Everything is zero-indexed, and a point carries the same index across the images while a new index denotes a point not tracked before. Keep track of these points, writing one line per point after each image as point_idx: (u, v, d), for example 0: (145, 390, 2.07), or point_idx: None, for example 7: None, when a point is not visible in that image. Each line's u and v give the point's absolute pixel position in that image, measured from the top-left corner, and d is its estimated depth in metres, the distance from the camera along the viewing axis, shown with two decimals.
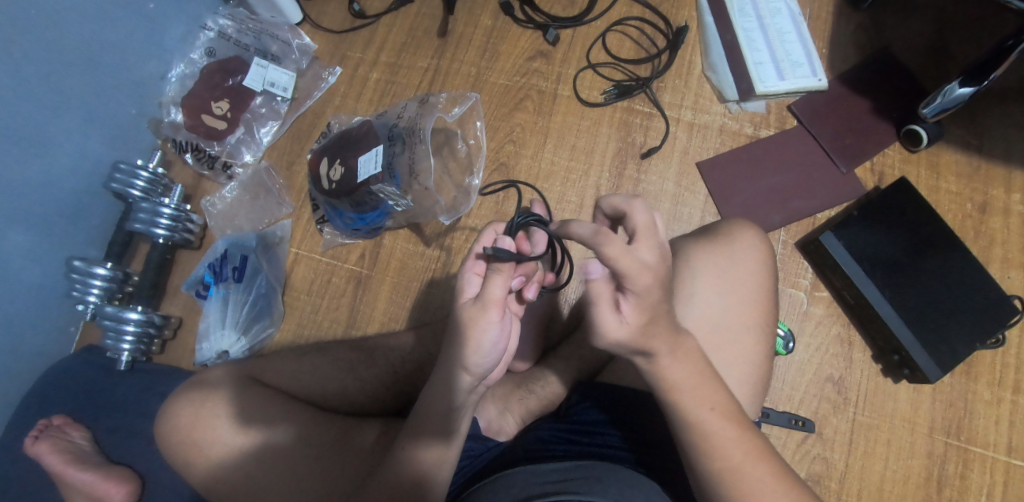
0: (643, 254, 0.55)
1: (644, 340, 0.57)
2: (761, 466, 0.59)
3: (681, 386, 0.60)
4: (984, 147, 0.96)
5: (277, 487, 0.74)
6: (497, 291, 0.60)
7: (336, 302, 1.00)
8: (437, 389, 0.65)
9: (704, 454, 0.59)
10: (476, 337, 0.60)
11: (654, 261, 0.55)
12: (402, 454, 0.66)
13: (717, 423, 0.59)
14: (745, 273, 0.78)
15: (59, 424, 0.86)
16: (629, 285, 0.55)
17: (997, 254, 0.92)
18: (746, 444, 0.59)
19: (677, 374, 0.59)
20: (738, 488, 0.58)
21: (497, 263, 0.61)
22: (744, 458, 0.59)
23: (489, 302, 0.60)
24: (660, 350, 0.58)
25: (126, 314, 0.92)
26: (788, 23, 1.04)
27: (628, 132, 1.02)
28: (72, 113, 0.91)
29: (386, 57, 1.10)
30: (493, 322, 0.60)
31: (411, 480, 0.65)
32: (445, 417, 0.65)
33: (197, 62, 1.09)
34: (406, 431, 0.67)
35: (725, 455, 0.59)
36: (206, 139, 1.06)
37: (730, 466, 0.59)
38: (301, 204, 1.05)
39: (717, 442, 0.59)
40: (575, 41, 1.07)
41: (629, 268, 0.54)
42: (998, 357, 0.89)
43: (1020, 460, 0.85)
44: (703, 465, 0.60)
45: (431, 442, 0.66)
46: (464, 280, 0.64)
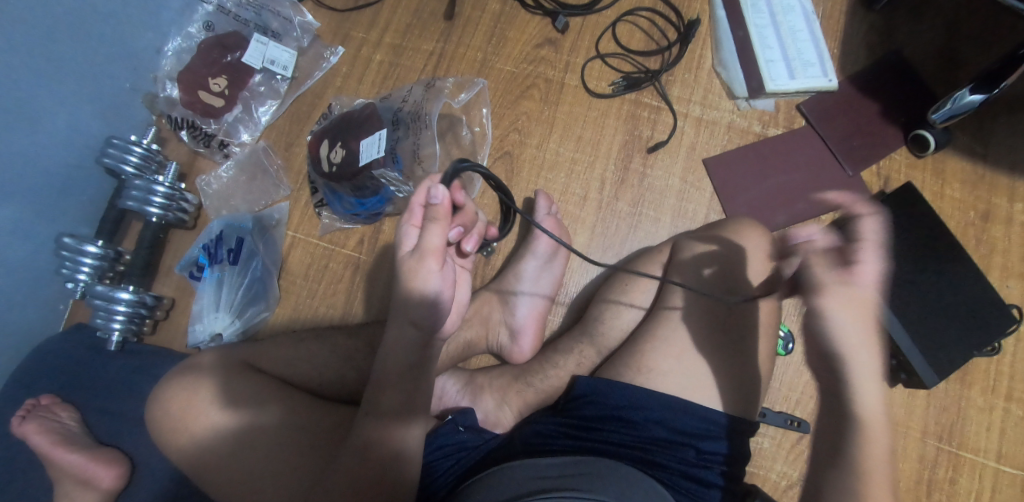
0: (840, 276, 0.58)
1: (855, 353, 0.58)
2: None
3: (873, 424, 0.57)
4: (990, 155, 0.96)
5: (256, 472, 0.72)
6: (436, 241, 0.63)
7: (333, 287, 0.98)
8: (391, 349, 0.67)
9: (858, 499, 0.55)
10: (418, 286, 0.63)
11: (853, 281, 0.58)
12: (372, 432, 0.65)
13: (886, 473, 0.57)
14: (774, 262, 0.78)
15: (47, 404, 0.84)
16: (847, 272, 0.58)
17: (997, 263, 0.92)
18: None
19: (873, 405, 0.57)
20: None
21: (434, 213, 0.64)
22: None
23: (428, 253, 0.63)
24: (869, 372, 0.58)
25: (117, 293, 0.89)
26: (802, 20, 1.02)
27: (636, 126, 1.00)
28: (63, 85, 0.88)
29: (390, 38, 1.07)
30: (434, 269, 0.63)
31: (388, 454, 0.64)
32: (405, 381, 0.66)
33: (195, 37, 1.06)
34: (368, 409, 0.66)
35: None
36: (202, 116, 1.04)
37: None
38: (299, 186, 1.03)
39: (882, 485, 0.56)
40: (585, 30, 1.05)
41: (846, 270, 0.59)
42: (993, 365, 0.90)
43: (1009, 467, 0.87)
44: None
45: (403, 416, 0.66)
46: (401, 232, 0.65)
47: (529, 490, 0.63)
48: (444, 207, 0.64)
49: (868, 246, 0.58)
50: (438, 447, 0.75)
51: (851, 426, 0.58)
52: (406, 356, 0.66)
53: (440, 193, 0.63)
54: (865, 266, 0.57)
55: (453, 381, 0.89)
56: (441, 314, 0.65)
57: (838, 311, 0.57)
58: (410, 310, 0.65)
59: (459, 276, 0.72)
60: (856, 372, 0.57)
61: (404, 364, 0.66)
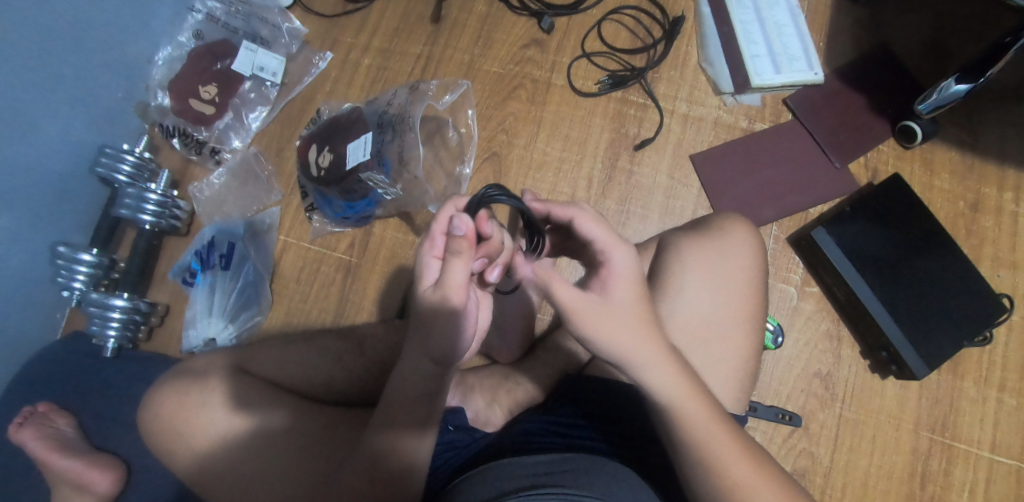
0: (619, 290, 0.61)
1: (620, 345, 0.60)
2: (771, 488, 0.59)
3: (683, 399, 0.60)
4: (979, 144, 0.95)
5: (259, 477, 0.73)
6: (459, 277, 0.56)
7: (325, 290, 0.99)
8: (406, 374, 0.65)
9: (715, 475, 0.59)
10: (443, 323, 0.58)
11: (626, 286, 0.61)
12: (383, 442, 0.65)
13: (717, 440, 0.59)
14: (603, 243, 0.62)
15: (44, 411, 0.85)
16: (610, 286, 0.61)
17: (988, 253, 0.92)
18: (761, 470, 0.59)
19: (673, 385, 0.60)
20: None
21: (456, 245, 0.55)
22: (764, 488, 0.58)
23: (449, 290, 0.57)
24: (649, 362, 0.60)
25: (112, 300, 0.91)
26: (787, 14, 1.02)
27: (623, 123, 1.01)
28: (55, 96, 0.89)
29: (378, 42, 1.08)
30: (458, 306, 0.57)
31: (399, 467, 0.65)
32: (422, 398, 0.65)
33: (185, 46, 1.08)
34: (377, 423, 0.66)
35: (733, 473, 0.58)
36: (194, 124, 1.05)
37: (743, 485, 0.58)
38: (290, 191, 1.04)
39: (715, 453, 0.59)
40: (571, 30, 1.05)
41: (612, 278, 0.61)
42: (985, 355, 0.90)
43: (1004, 458, 0.86)
44: (711, 488, 0.59)
45: (418, 428, 0.66)
46: (422, 267, 0.60)
47: (515, 486, 0.62)
48: (467, 239, 0.55)
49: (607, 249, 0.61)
50: None
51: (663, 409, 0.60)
52: (420, 382, 0.64)
53: (465, 224, 0.55)
54: (613, 263, 0.61)
55: None
56: (462, 348, 0.61)
57: (597, 326, 0.60)
58: (428, 348, 0.61)
59: (480, 300, 0.63)
60: (642, 370, 0.60)
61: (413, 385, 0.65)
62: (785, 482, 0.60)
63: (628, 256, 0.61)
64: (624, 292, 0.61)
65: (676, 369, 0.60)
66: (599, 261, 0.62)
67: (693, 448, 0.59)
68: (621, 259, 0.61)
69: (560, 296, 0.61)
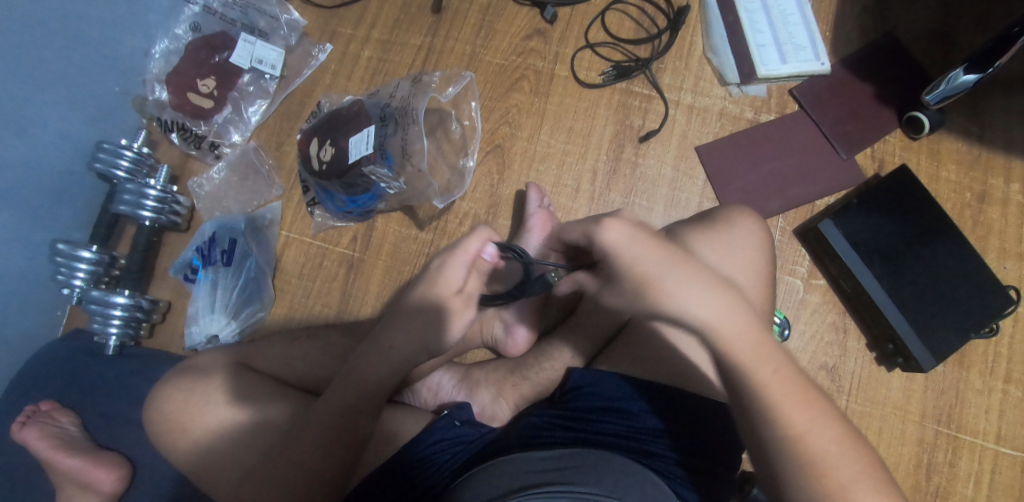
0: (626, 259, 0.62)
1: (646, 307, 0.61)
2: (834, 438, 0.56)
3: (733, 340, 0.58)
4: (986, 135, 0.95)
5: (233, 473, 0.73)
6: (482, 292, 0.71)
7: (327, 286, 0.98)
8: (375, 360, 0.71)
9: (771, 417, 0.56)
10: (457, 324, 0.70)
11: (630, 252, 0.62)
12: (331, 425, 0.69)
13: (778, 383, 0.57)
14: (591, 230, 0.64)
15: (47, 409, 0.85)
16: (612, 260, 0.62)
17: (994, 244, 0.92)
18: (822, 421, 0.56)
19: (721, 324, 0.59)
20: (804, 457, 0.55)
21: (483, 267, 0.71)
22: (822, 438, 0.55)
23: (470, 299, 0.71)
24: (686, 309, 0.59)
25: (113, 298, 0.90)
26: (793, 3, 1.00)
27: (627, 115, 1.00)
28: (50, 92, 0.87)
29: (378, 34, 1.07)
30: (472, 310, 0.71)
31: (342, 450, 0.69)
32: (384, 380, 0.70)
33: (182, 38, 1.05)
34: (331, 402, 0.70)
35: (791, 421, 0.56)
36: (192, 117, 1.03)
37: (800, 432, 0.56)
38: (291, 185, 1.03)
39: (772, 395, 0.57)
40: (574, 20, 1.04)
41: (609, 254, 0.62)
42: (991, 346, 0.90)
43: (1008, 449, 0.86)
44: (769, 431, 0.56)
45: (364, 412, 0.70)
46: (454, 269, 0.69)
47: (524, 483, 0.62)
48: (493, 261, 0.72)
49: (594, 230, 0.63)
50: (434, 442, 0.75)
51: (717, 349, 0.59)
52: (380, 366, 0.70)
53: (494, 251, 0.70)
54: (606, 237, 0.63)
55: (451, 377, 0.90)
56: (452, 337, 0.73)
57: (621, 301, 0.64)
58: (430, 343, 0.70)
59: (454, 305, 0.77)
60: (679, 320, 0.60)
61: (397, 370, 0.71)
62: (850, 440, 0.56)
63: (617, 230, 0.62)
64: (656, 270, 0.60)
65: (721, 309, 0.59)
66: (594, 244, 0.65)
67: (749, 388, 0.58)
68: (608, 237, 0.62)
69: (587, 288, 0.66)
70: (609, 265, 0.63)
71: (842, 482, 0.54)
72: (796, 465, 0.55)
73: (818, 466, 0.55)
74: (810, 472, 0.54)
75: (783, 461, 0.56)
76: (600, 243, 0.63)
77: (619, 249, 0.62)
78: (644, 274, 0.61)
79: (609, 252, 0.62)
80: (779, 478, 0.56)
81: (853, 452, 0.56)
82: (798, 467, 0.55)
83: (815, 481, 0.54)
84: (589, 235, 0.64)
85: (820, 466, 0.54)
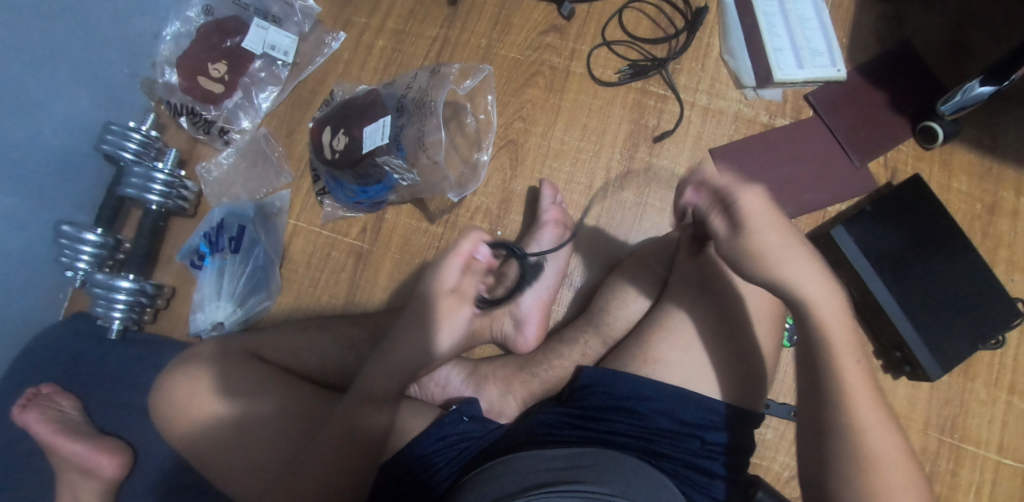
0: (760, 229, 0.57)
1: (772, 274, 0.57)
2: (892, 442, 0.56)
3: (831, 322, 0.58)
4: (998, 147, 0.95)
5: (235, 463, 0.73)
6: (474, 290, 0.71)
7: (335, 276, 0.98)
8: (386, 363, 0.70)
9: (843, 406, 0.57)
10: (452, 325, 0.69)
11: (766, 220, 0.58)
12: (353, 417, 0.69)
13: (857, 376, 0.58)
14: (734, 193, 0.59)
15: (48, 393, 0.84)
16: (745, 226, 0.58)
17: (1003, 256, 0.92)
18: (887, 423, 0.57)
19: (828, 305, 0.58)
20: (859, 449, 0.56)
21: (474, 267, 0.71)
22: (883, 437, 0.56)
23: (465, 299, 0.70)
24: (802, 280, 0.57)
25: (117, 282, 0.88)
26: (811, 8, 1.00)
27: (642, 114, 0.99)
28: (58, 70, 0.86)
29: (393, 24, 1.06)
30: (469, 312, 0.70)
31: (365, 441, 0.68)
32: (396, 371, 0.70)
33: (193, 21, 1.04)
34: (350, 398, 0.70)
35: (859, 412, 0.56)
36: (202, 102, 1.02)
37: (867, 427, 0.56)
38: (301, 173, 1.02)
39: (848, 384, 0.57)
40: (591, 17, 1.03)
41: (748, 221, 0.58)
42: (996, 357, 0.90)
43: (1010, 459, 0.87)
44: (836, 417, 0.57)
45: (379, 403, 0.70)
46: (447, 270, 0.69)
47: (534, 482, 0.61)
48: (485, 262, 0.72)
49: (738, 193, 0.59)
50: (439, 438, 0.74)
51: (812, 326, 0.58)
52: (399, 358, 0.70)
53: (486, 251, 0.71)
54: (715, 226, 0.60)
55: (457, 372, 0.88)
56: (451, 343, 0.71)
57: (752, 262, 0.58)
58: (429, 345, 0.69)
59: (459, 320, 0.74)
60: (801, 287, 0.58)
61: (399, 372, 0.70)
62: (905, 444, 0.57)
63: (754, 198, 0.58)
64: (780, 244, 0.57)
65: (833, 292, 0.59)
66: (722, 204, 0.59)
67: (832, 371, 0.58)
68: (751, 201, 0.58)
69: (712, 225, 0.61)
70: (746, 235, 0.57)
71: (889, 483, 0.55)
72: (851, 456, 0.56)
73: (873, 460, 0.55)
74: (862, 465, 0.55)
75: (838, 450, 0.57)
76: (738, 210, 0.58)
77: (757, 217, 0.58)
78: (774, 245, 0.57)
79: (749, 219, 0.58)
80: (829, 463, 0.57)
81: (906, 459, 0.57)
82: (853, 458, 0.56)
83: (867, 476, 0.55)
84: (733, 200, 0.58)
85: (873, 463, 0.55)
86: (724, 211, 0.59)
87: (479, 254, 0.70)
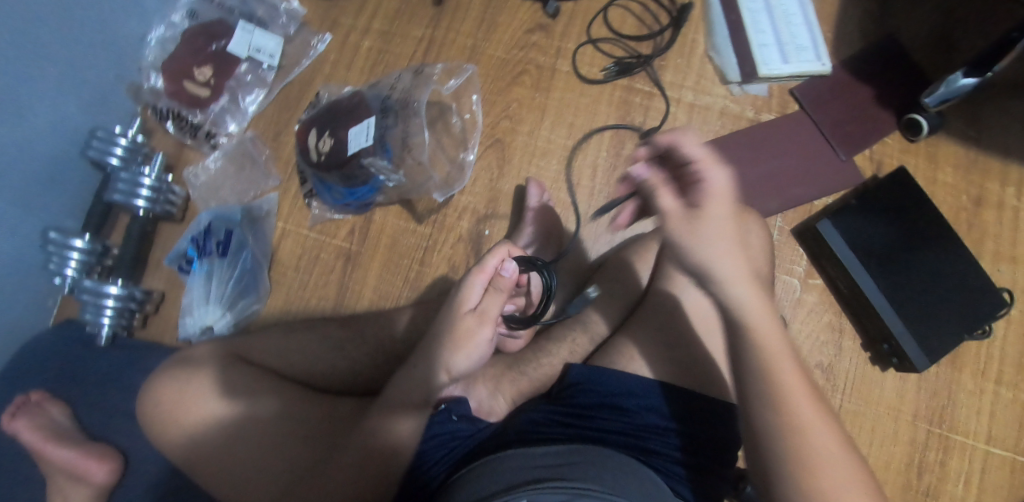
0: (710, 219, 0.55)
1: (702, 260, 0.56)
2: (831, 440, 0.56)
3: (759, 322, 0.58)
4: (983, 139, 0.95)
5: (232, 467, 0.73)
6: (496, 310, 0.75)
7: (324, 278, 0.98)
8: (412, 376, 0.74)
9: (775, 406, 0.57)
10: (468, 344, 0.73)
11: (724, 210, 0.55)
12: (378, 426, 0.71)
13: (790, 375, 0.57)
14: (704, 165, 0.55)
15: (37, 400, 0.84)
16: (703, 210, 0.55)
17: (989, 247, 0.92)
18: (825, 421, 0.57)
19: (754, 306, 0.58)
20: (798, 448, 0.55)
21: (497, 285, 0.75)
22: (819, 435, 0.56)
23: (484, 318, 0.74)
24: (728, 278, 0.57)
25: (105, 288, 0.89)
26: (795, 3, 1.00)
27: (628, 112, 0.99)
28: (43, 77, 0.85)
29: (379, 25, 1.06)
30: (486, 332, 0.74)
31: (384, 449, 0.69)
32: (420, 381, 0.73)
33: (178, 25, 1.04)
34: (377, 408, 0.73)
35: (795, 412, 0.56)
36: (189, 106, 1.02)
37: (803, 427, 0.56)
38: (288, 176, 1.02)
39: (783, 383, 0.57)
40: (576, 15, 1.03)
41: (711, 204, 0.54)
42: (983, 348, 0.91)
43: (998, 449, 0.87)
44: (768, 419, 0.57)
45: (402, 410, 0.72)
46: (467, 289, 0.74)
47: (524, 480, 0.61)
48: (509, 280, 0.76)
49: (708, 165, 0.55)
50: (432, 437, 0.71)
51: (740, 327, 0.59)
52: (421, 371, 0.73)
53: (510, 268, 0.75)
54: (662, 206, 0.56)
55: None
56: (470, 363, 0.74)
57: (693, 242, 0.55)
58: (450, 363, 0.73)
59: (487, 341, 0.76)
60: (725, 283, 0.57)
61: (424, 383, 0.73)
62: (844, 440, 0.57)
63: (721, 177, 0.55)
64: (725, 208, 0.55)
65: (758, 292, 0.58)
66: (691, 182, 0.55)
67: (762, 371, 0.57)
68: (720, 181, 0.54)
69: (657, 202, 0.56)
70: (698, 221, 0.55)
71: (831, 482, 0.54)
72: (786, 456, 0.55)
73: (811, 455, 0.55)
74: (800, 464, 0.55)
75: (774, 451, 0.56)
76: (702, 191, 0.55)
77: (715, 203, 0.55)
78: (722, 239, 0.55)
79: (714, 201, 0.54)
80: (767, 463, 0.57)
81: (848, 457, 0.56)
82: (793, 459, 0.55)
83: (805, 475, 0.55)
84: (704, 173, 0.55)
85: (814, 463, 0.55)
86: (689, 187, 0.55)
87: (503, 271, 0.75)
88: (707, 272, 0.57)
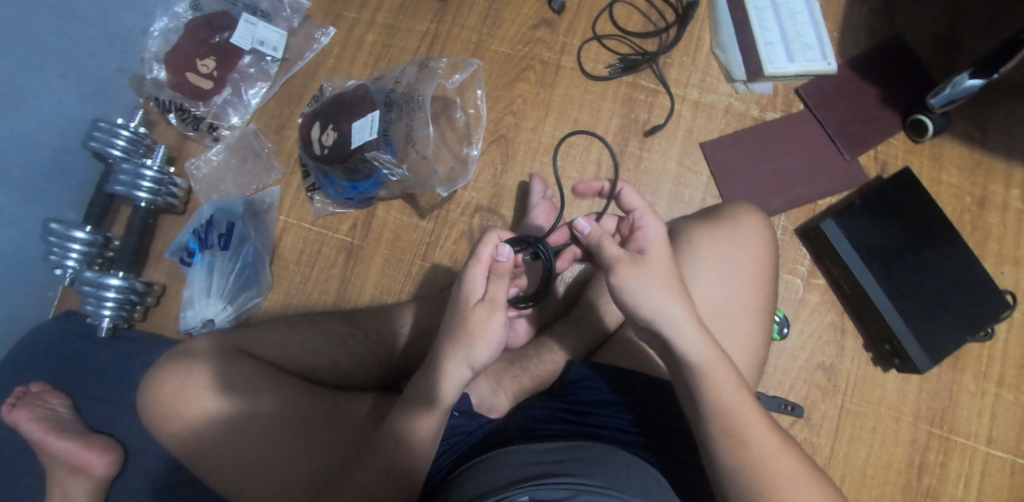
0: (652, 261, 0.64)
1: (648, 302, 0.62)
2: (795, 469, 0.57)
3: (711, 361, 0.61)
4: (987, 140, 0.95)
5: (234, 463, 0.72)
6: (504, 295, 0.67)
7: (326, 273, 0.97)
8: (424, 376, 0.68)
9: (735, 446, 0.58)
10: (484, 335, 0.66)
11: (665, 252, 0.66)
12: (401, 424, 0.67)
13: (745, 411, 0.59)
14: (643, 214, 0.69)
15: (37, 391, 0.83)
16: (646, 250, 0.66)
17: (992, 249, 0.92)
18: (787, 451, 0.58)
19: (704, 347, 0.61)
20: (765, 483, 0.56)
21: (499, 270, 0.68)
22: (784, 465, 0.57)
23: (496, 304, 0.67)
24: (678, 319, 0.62)
25: (106, 280, 0.89)
26: (801, 2, 1.00)
27: (633, 109, 0.99)
28: (44, 67, 0.85)
29: (383, 19, 1.05)
30: (501, 319, 0.66)
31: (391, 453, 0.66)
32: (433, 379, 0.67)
33: (181, 17, 1.03)
34: (397, 407, 0.69)
35: (756, 448, 0.57)
36: (191, 98, 1.01)
37: (767, 459, 0.57)
38: (291, 170, 1.01)
39: (741, 420, 0.59)
40: (581, 11, 1.03)
41: (652, 246, 0.66)
42: (985, 350, 0.91)
43: (999, 451, 0.87)
44: (732, 458, 0.58)
45: (417, 409, 0.67)
46: (471, 279, 0.67)
47: (523, 475, 0.61)
48: (509, 263, 0.68)
49: (647, 214, 0.68)
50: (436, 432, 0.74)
51: (692, 369, 0.61)
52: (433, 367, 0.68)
53: (507, 251, 0.68)
54: (609, 252, 0.65)
55: None
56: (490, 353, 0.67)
57: (640, 280, 0.63)
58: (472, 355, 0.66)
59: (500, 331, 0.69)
60: (672, 325, 0.62)
61: (438, 380, 0.67)
62: (808, 470, 0.58)
63: (656, 225, 0.68)
64: (657, 253, 0.65)
65: (706, 334, 0.62)
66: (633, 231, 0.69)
67: (720, 411, 0.59)
68: (654, 227, 0.67)
69: (607, 251, 0.65)
70: (642, 265, 0.64)
71: None
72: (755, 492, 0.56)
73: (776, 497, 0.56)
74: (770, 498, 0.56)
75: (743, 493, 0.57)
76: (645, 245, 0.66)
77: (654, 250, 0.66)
78: (665, 281, 0.63)
79: (656, 241, 0.66)
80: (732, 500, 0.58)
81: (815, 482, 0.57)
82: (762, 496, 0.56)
83: None
84: (643, 220, 0.68)
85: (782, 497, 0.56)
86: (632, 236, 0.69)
87: (500, 255, 0.68)
88: (656, 317, 0.62)
